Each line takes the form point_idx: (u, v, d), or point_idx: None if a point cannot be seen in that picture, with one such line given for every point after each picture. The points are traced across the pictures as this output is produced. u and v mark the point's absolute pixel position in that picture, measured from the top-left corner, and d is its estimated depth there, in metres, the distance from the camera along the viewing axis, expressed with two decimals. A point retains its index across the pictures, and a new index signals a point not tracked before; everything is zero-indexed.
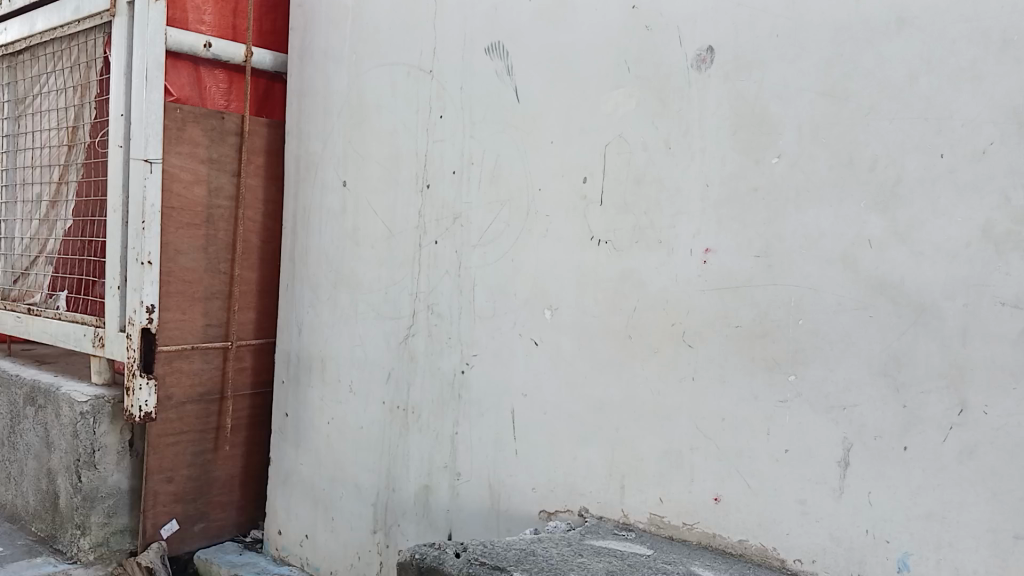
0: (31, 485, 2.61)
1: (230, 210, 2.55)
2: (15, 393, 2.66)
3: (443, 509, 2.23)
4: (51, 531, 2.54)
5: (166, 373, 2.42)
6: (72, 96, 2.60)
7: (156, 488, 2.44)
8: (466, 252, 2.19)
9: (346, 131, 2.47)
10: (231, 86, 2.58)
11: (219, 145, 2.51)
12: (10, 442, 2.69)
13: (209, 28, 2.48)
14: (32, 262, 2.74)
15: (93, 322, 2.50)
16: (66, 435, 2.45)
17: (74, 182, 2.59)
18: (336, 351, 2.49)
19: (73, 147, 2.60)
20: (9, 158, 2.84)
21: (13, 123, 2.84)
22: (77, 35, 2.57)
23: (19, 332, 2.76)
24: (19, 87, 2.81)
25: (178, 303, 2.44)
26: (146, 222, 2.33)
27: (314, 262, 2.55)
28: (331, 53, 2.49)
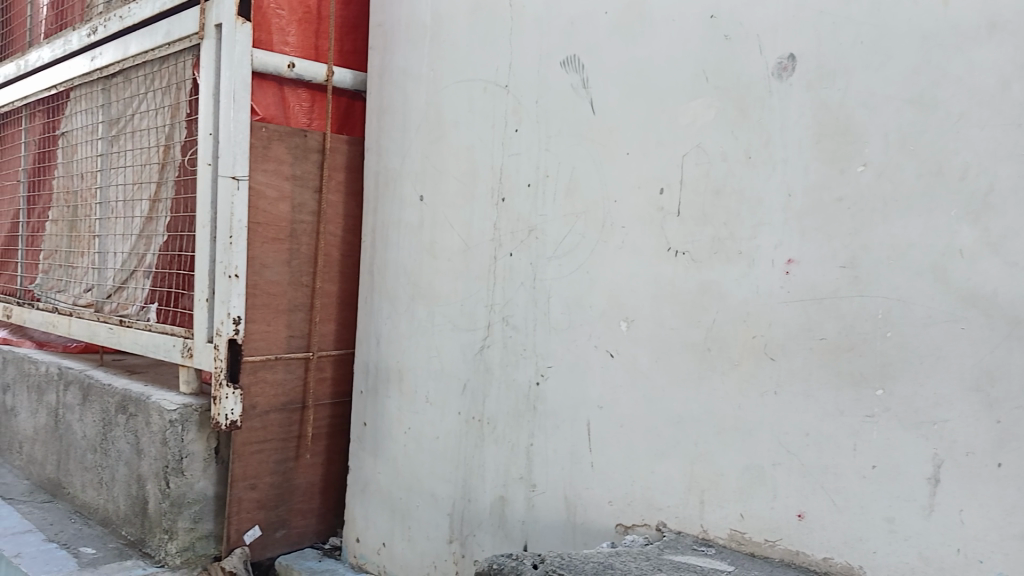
0: (121, 490, 2.70)
1: (312, 224, 2.63)
2: (107, 401, 2.77)
3: (520, 521, 2.24)
4: (140, 536, 2.62)
5: (251, 383, 2.49)
6: (165, 116, 2.72)
7: (241, 495, 2.51)
8: (542, 264, 2.20)
9: (422, 147, 2.52)
10: (314, 104, 2.66)
11: (302, 162, 2.59)
12: (101, 449, 2.79)
13: (293, 49, 2.56)
14: (127, 276, 2.87)
15: (183, 333, 2.59)
16: (155, 442, 2.54)
17: (166, 199, 2.70)
18: (414, 362, 2.53)
19: (165, 165, 2.71)
20: (104, 176, 2.99)
21: (107, 143, 2.98)
22: (168, 58, 2.68)
23: (110, 342, 2.88)
24: (114, 108, 2.95)
25: (263, 315, 2.52)
26: (233, 237, 2.41)
27: (391, 276, 2.61)
28: (408, 71, 2.55)
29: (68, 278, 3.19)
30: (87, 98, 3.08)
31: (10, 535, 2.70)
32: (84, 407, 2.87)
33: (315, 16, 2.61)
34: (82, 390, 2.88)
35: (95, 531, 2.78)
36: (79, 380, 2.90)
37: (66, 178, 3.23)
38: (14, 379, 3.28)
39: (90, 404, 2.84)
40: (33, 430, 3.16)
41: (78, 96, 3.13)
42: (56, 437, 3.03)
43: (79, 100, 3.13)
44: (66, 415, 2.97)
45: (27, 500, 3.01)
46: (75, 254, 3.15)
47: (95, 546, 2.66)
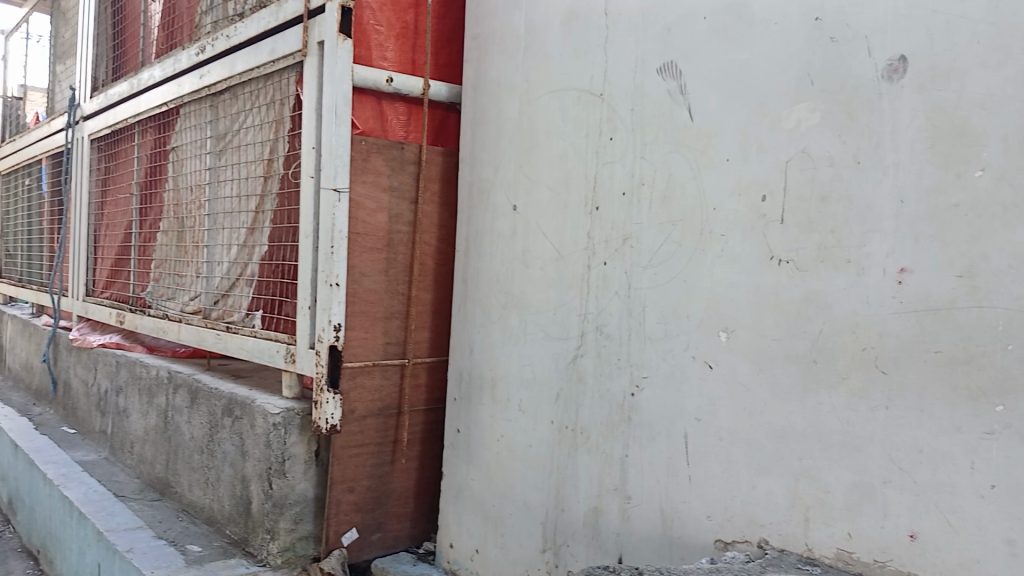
0: (227, 490, 2.81)
1: (408, 234, 2.69)
2: (214, 404, 2.89)
3: (614, 533, 2.20)
4: (244, 535, 2.72)
5: (350, 388, 2.56)
6: (269, 131, 2.83)
7: (339, 497, 2.57)
8: (637, 273, 2.16)
9: (516, 156, 2.52)
10: (410, 117, 2.72)
11: (399, 174, 2.65)
12: (208, 450, 2.91)
13: (391, 63, 2.63)
14: (232, 283, 3.00)
15: (286, 339, 2.69)
16: (259, 444, 2.64)
17: (270, 211, 2.81)
18: (506, 370, 2.53)
19: (269, 178, 2.82)
20: (212, 188, 3.13)
21: (215, 156, 3.13)
22: (272, 74, 2.79)
23: (217, 348, 3.00)
24: (221, 124, 3.09)
25: (362, 322, 2.59)
26: (334, 246, 2.50)
27: (485, 284, 2.63)
28: (503, 82, 2.57)
29: (177, 286, 3.35)
30: (196, 114, 3.24)
31: (122, 530, 2.83)
32: (193, 410, 3.00)
33: (412, 31, 2.68)
34: (190, 393, 3.02)
35: (201, 529, 2.89)
36: (187, 383, 3.04)
37: (175, 191, 3.40)
38: (127, 382, 3.47)
39: (198, 407, 2.97)
40: (144, 431, 3.33)
41: (187, 112, 3.29)
42: (165, 438, 3.17)
43: (188, 116, 3.30)
44: (175, 417, 3.11)
45: (138, 498, 3.16)
46: (184, 263, 3.32)
47: (201, 544, 2.77)
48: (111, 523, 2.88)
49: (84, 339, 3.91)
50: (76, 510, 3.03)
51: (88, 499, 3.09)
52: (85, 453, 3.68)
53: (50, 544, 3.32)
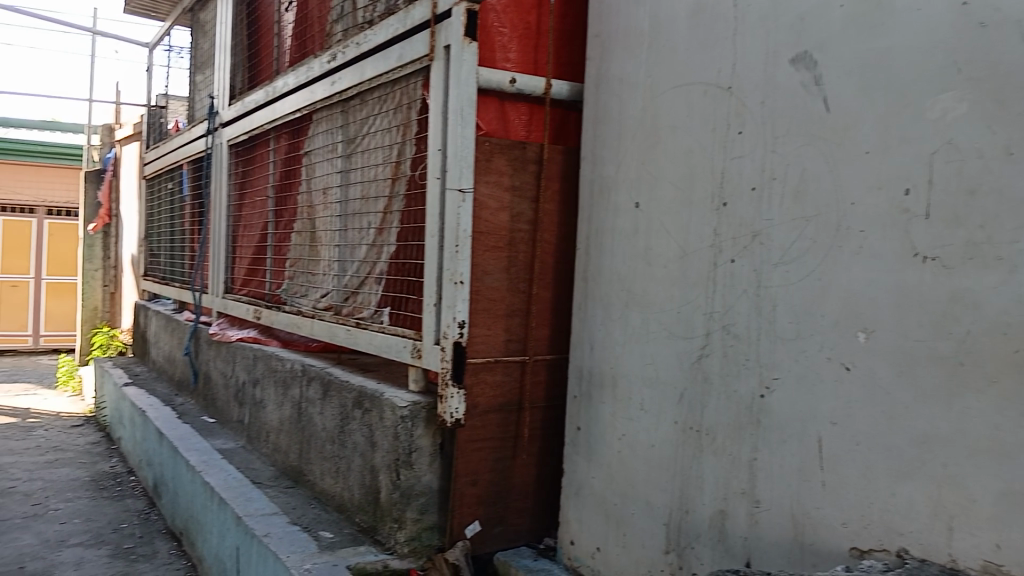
0: (356, 480, 2.94)
1: (529, 233, 2.73)
2: (344, 397, 3.02)
3: (742, 537, 2.15)
4: (372, 523, 2.84)
5: (474, 384, 2.63)
6: (397, 134, 2.94)
7: (463, 490, 2.65)
8: (767, 271, 2.10)
9: (639, 154, 2.51)
10: (532, 117, 2.74)
11: (521, 173, 2.71)
12: (339, 440, 3.06)
13: (513, 65, 2.68)
14: (361, 281, 3.16)
15: (413, 335, 2.80)
16: (388, 436, 2.75)
17: (399, 211, 2.94)
18: (628, 368, 2.52)
19: (397, 180, 2.95)
20: (342, 190, 3.29)
21: (345, 160, 3.28)
22: (400, 80, 2.90)
23: (347, 342, 3.15)
24: (351, 128, 3.23)
25: (485, 319, 2.66)
26: (459, 245, 2.57)
27: (606, 282, 2.63)
28: (626, 79, 2.56)
29: (309, 284, 3.53)
30: (327, 120, 3.40)
31: (259, 516, 2.99)
32: (324, 401, 3.16)
33: (534, 32, 2.71)
34: (322, 386, 3.17)
35: (332, 517, 3.03)
36: (320, 376, 3.20)
37: (308, 193, 3.59)
38: (264, 375, 3.68)
39: (330, 399, 3.12)
40: (279, 421, 3.53)
41: (319, 118, 3.46)
42: (299, 428, 3.35)
43: (319, 121, 3.47)
44: (308, 408, 3.28)
45: (274, 485, 3.35)
46: (317, 261, 3.50)
47: (333, 530, 2.90)
48: (249, 508, 3.06)
49: (224, 334, 4.19)
50: (217, 495, 3.23)
51: (227, 485, 3.30)
52: (224, 441, 3.94)
53: (192, 526, 3.57)
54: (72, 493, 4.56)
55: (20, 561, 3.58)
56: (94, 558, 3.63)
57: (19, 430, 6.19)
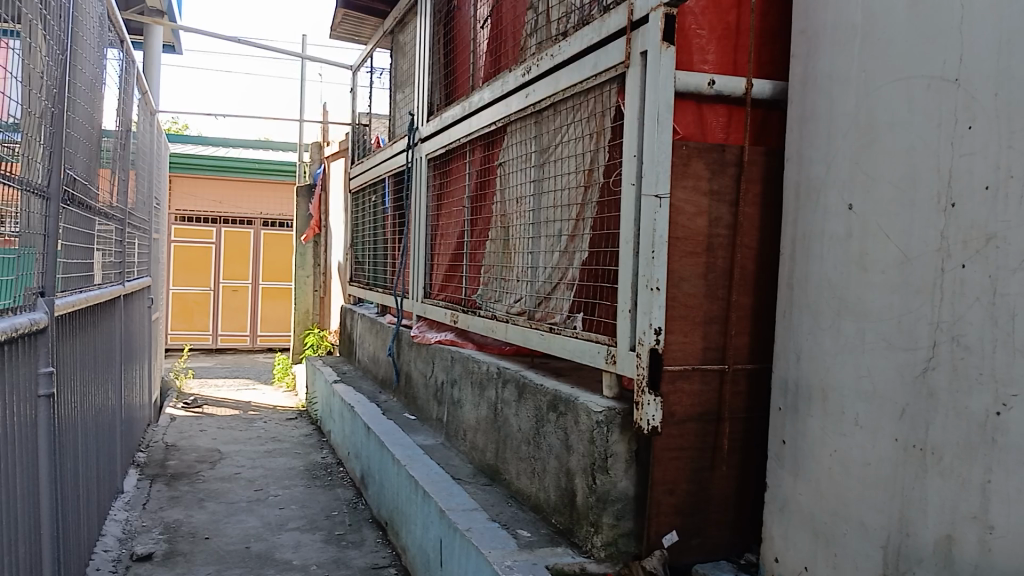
0: (552, 481, 3.00)
1: (729, 238, 2.69)
2: (540, 400, 3.12)
3: (972, 566, 1.95)
4: (569, 526, 2.88)
5: (670, 392, 2.62)
6: (590, 142, 3.00)
7: (660, 498, 2.64)
8: (1003, 277, 1.90)
9: (852, 152, 2.36)
10: (731, 118, 2.73)
11: (720, 177, 2.68)
12: (535, 442, 3.15)
13: (712, 66, 2.67)
14: (552, 287, 3.23)
15: (607, 341, 2.81)
16: (584, 440, 2.80)
17: (591, 218, 2.98)
18: (840, 380, 2.38)
19: (590, 187, 2.99)
20: (535, 198, 3.39)
21: (538, 169, 3.37)
22: (593, 88, 2.95)
23: (540, 346, 3.22)
24: (544, 138, 3.33)
25: (681, 326, 2.65)
26: (656, 251, 2.55)
27: (815, 289, 2.50)
28: (836, 76, 2.43)
29: (503, 289, 3.67)
30: (521, 131, 3.52)
31: (461, 511, 3.13)
32: (520, 403, 3.27)
33: (734, 31, 2.67)
34: (519, 389, 3.29)
35: (529, 516, 3.12)
36: (516, 379, 3.32)
37: (502, 202, 3.72)
38: (462, 376, 3.87)
39: (526, 401, 3.23)
40: (476, 421, 3.68)
41: (513, 130, 3.59)
42: (495, 428, 3.49)
43: (513, 133, 3.59)
44: (504, 409, 3.40)
45: (472, 481, 3.50)
46: (510, 268, 3.63)
47: (530, 530, 2.98)
48: (451, 503, 3.21)
49: (423, 336, 4.45)
50: (421, 489, 3.43)
51: (430, 480, 3.49)
52: (425, 437, 4.16)
53: (397, 517, 3.80)
54: (290, 481, 5.02)
55: (247, 541, 3.98)
56: (309, 542, 3.98)
57: (243, 421, 6.89)
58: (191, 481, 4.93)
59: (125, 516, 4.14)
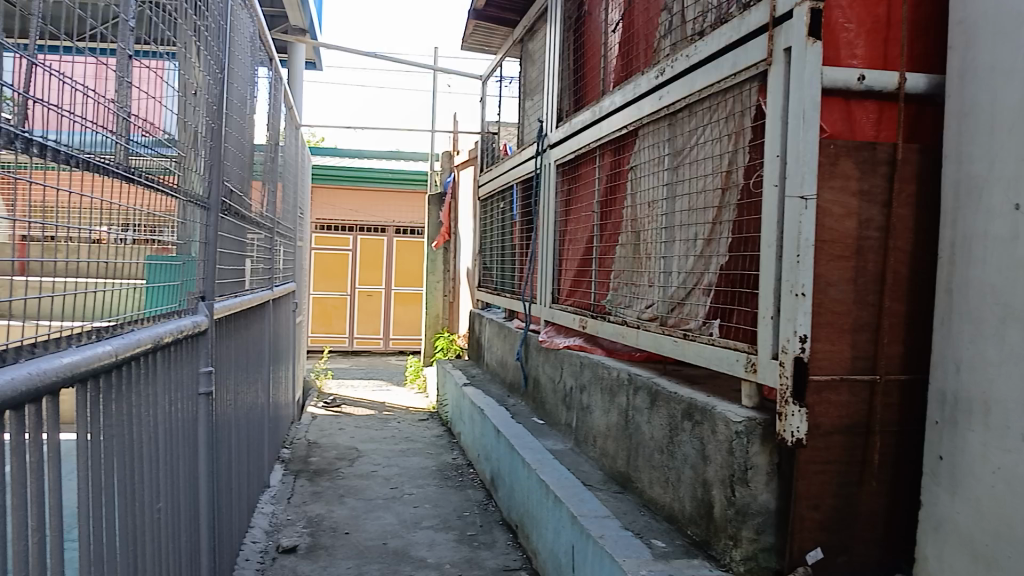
0: (688, 491, 2.93)
1: (880, 240, 2.55)
2: (675, 408, 3.06)
3: None
4: (706, 538, 2.81)
5: (816, 403, 2.51)
6: (728, 143, 2.92)
7: (803, 513, 2.53)
8: None
9: (1017, 147, 2.16)
10: (881, 115, 2.57)
11: (870, 176, 2.55)
12: (669, 451, 3.09)
13: (861, 60, 2.52)
14: (687, 292, 3.17)
15: (746, 348, 2.72)
16: (722, 450, 2.72)
17: (729, 221, 2.89)
18: (1003, 393, 2.18)
19: (727, 190, 2.91)
20: (668, 202, 3.34)
21: (672, 172, 3.32)
22: (732, 88, 2.87)
23: (674, 353, 3.15)
24: (678, 140, 3.27)
25: (829, 333, 2.52)
26: (801, 254, 2.45)
27: (976, 296, 2.31)
28: (999, 66, 2.24)
29: (634, 295, 3.63)
30: (654, 134, 3.48)
31: (593, 517, 3.12)
32: (653, 411, 3.22)
33: (884, 24, 2.54)
34: (652, 396, 3.25)
35: (663, 526, 3.06)
36: (649, 386, 3.28)
37: (633, 206, 3.69)
38: (591, 382, 3.86)
39: (659, 409, 3.18)
40: (607, 427, 3.66)
41: (645, 133, 3.55)
42: (626, 435, 3.46)
43: (646, 136, 3.55)
44: (637, 416, 3.37)
45: (604, 488, 3.47)
46: (641, 273, 3.59)
47: (665, 540, 2.92)
48: (583, 509, 3.20)
49: (552, 341, 4.48)
50: (552, 493, 3.44)
51: (560, 484, 3.49)
52: (555, 442, 4.18)
53: (528, 521, 3.83)
54: (423, 480, 5.16)
55: (384, 537, 4.12)
56: (443, 541, 4.08)
57: (379, 421, 7.17)
58: (331, 477, 5.17)
59: (272, 509, 4.39)
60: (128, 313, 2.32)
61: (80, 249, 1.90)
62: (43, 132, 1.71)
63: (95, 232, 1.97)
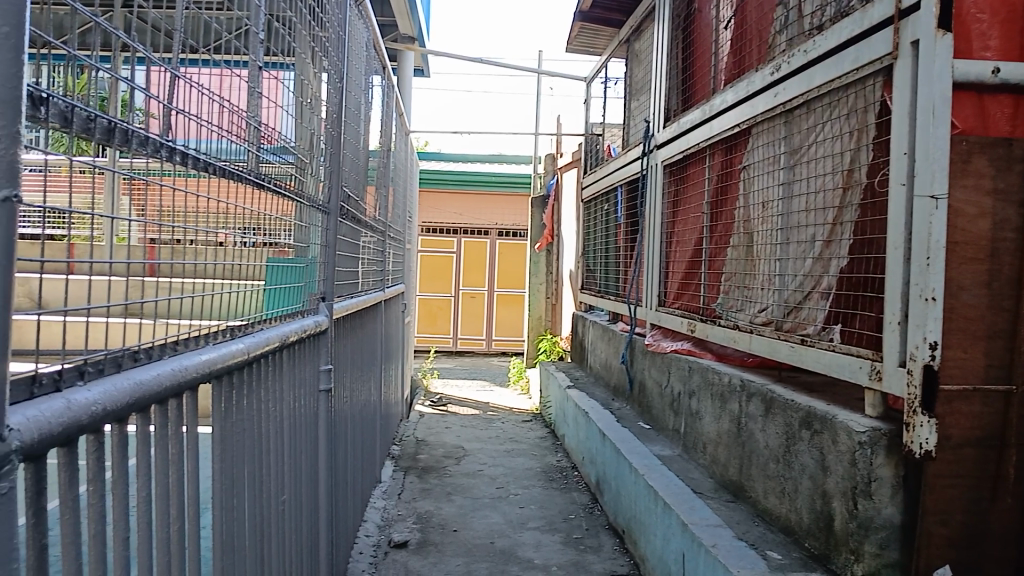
0: (806, 502, 2.83)
1: (1016, 241, 2.41)
2: (791, 416, 2.97)
3: None
4: (825, 551, 2.71)
5: (946, 413, 2.38)
6: (849, 140, 2.81)
7: (931, 529, 2.41)
8: None
9: None
10: (1017, 110, 2.44)
11: (1006, 174, 2.40)
12: (785, 460, 3.00)
13: (995, 53, 2.41)
14: (804, 296, 3.07)
15: (871, 355, 2.60)
16: (843, 461, 2.61)
17: (850, 222, 2.78)
18: None
19: (849, 189, 2.80)
20: (784, 203, 3.24)
21: (788, 172, 3.22)
22: (854, 83, 2.76)
23: (791, 359, 3.05)
24: (795, 139, 3.17)
25: (960, 340, 2.40)
26: (931, 256, 2.32)
27: None
28: None
29: (746, 298, 3.55)
30: (768, 132, 3.38)
31: (705, 525, 3.06)
32: (768, 418, 3.14)
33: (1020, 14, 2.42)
34: (766, 403, 3.16)
35: (778, 537, 2.97)
36: (763, 393, 3.20)
37: (746, 207, 3.60)
38: (701, 387, 3.80)
39: (774, 417, 3.10)
40: (718, 434, 3.60)
41: (759, 131, 3.46)
42: (739, 443, 3.38)
43: (760, 134, 3.46)
44: (750, 424, 3.29)
45: (715, 497, 3.40)
46: (754, 275, 3.49)
47: (781, 552, 2.83)
48: (695, 517, 3.14)
49: (660, 344, 4.44)
50: (662, 500, 3.39)
51: (670, 491, 3.43)
52: (662, 447, 4.12)
53: (635, 526, 3.79)
54: (528, 481, 5.20)
55: (492, 536, 4.18)
56: (550, 543, 4.09)
57: (483, 421, 7.27)
58: (439, 474, 5.29)
59: (384, 505, 4.53)
60: (252, 314, 2.40)
61: (214, 251, 2.01)
62: (184, 141, 1.83)
63: (224, 235, 2.08)
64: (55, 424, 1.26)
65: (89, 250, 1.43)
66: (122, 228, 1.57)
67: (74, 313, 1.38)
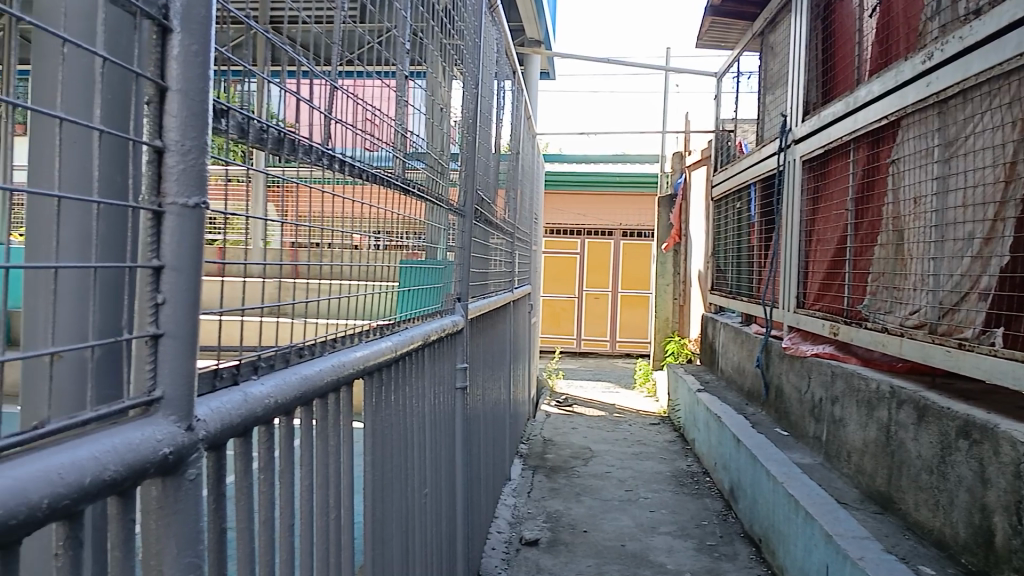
0: (962, 517, 2.64)
1: None
2: (947, 424, 2.77)
3: None
4: (984, 569, 2.51)
5: None
6: (1011, 131, 2.60)
7: None
8: None
9: None
10: None
11: None
12: (939, 471, 2.81)
13: None
14: (960, 297, 2.87)
15: None
16: (1007, 474, 2.41)
17: (1013, 218, 2.57)
18: None
19: (1011, 183, 2.59)
20: (938, 199, 3.03)
21: (942, 165, 3.01)
22: (1016, 69, 2.54)
23: (947, 365, 2.82)
24: (950, 130, 2.96)
25: None
26: None
27: None
28: None
29: (895, 300, 3.35)
30: (920, 124, 3.18)
31: (851, 537, 2.90)
32: (921, 427, 2.95)
33: None
34: (918, 411, 2.97)
35: (931, 552, 2.78)
36: (915, 400, 3.01)
37: (895, 203, 3.40)
38: (845, 393, 3.63)
39: (927, 425, 2.90)
40: (864, 442, 3.42)
41: (910, 123, 3.26)
42: (888, 453, 3.19)
43: (911, 126, 3.25)
44: (900, 432, 3.10)
45: (861, 508, 3.23)
46: (904, 276, 3.30)
47: (935, 568, 2.64)
48: (839, 528, 2.98)
49: (798, 347, 4.26)
50: (803, 508, 3.25)
51: (812, 501, 3.29)
52: (802, 455, 3.96)
53: (773, 535, 3.66)
54: (659, 485, 5.12)
55: (622, 539, 4.14)
56: (682, 548, 4.01)
57: (610, 422, 7.23)
58: (568, 475, 5.30)
59: (514, 503, 4.59)
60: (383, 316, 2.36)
61: (356, 253, 2.03)
62: (342, 150, 1.92)
63: (359, 237, 2.04)
64: (235, 415, 1.35)
65: (244, 253, 1.46)
66: (270, 231, 1.58)
67: (230, 313, 1.40)
